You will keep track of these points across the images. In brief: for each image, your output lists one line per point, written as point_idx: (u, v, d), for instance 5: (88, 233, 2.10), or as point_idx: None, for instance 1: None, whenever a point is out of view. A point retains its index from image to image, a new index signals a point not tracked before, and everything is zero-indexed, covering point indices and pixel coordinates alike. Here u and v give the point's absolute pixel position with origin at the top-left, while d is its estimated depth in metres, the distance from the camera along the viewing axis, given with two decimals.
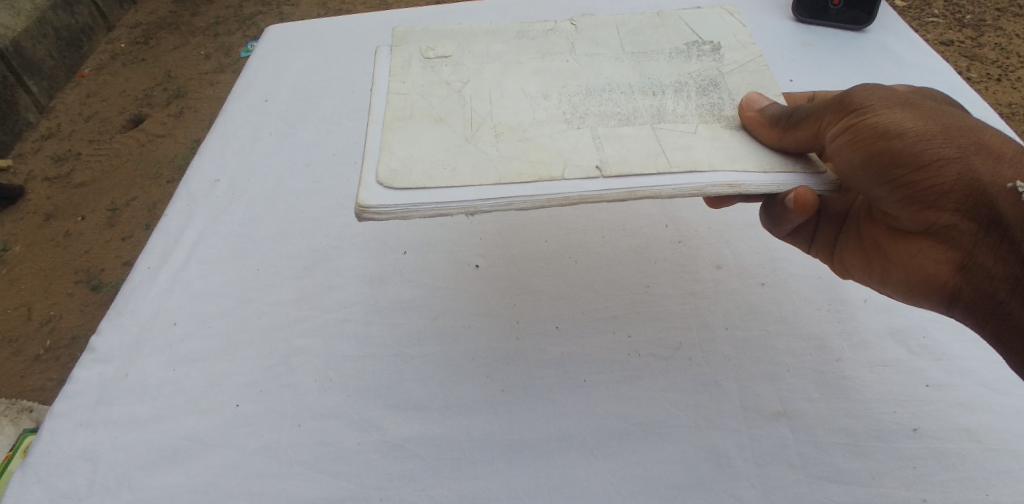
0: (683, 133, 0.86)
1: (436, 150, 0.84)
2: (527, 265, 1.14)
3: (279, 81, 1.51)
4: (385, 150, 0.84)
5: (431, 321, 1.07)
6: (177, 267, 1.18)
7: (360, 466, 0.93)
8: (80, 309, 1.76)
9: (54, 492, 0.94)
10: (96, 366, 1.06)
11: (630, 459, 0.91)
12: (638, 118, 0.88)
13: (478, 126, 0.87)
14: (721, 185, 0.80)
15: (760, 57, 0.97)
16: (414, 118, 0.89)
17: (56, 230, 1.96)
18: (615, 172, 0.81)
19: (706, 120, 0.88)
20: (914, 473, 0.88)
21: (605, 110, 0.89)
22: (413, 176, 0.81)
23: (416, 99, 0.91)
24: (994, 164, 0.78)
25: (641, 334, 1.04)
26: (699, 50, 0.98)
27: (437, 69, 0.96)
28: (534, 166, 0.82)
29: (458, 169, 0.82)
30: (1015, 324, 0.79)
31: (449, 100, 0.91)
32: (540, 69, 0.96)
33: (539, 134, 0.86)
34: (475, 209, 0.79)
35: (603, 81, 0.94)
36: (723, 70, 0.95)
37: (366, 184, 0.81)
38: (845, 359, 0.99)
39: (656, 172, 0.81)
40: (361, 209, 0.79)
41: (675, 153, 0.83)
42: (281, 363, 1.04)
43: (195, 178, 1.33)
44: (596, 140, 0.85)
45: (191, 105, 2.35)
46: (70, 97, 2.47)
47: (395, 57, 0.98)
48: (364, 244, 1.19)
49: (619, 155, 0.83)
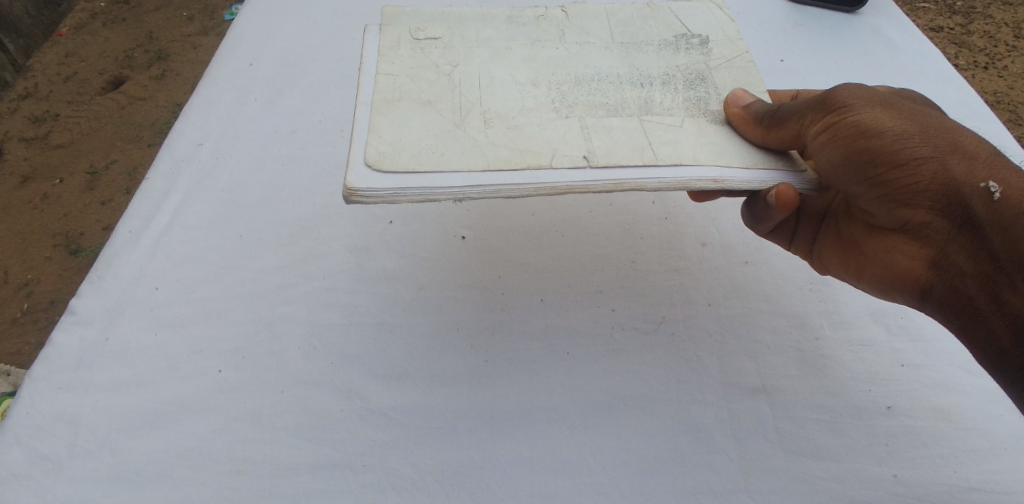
0: (670, 126, 0.86)
1: (425, 134, 0.83)
2: (515, 238, 1.14)
3: (265, 45, 1.49)
4: (372, 132, 0.83)
5: (416, 292, 1.07)
6: (159, 232, 1.16)
7: (343, 433, 0.93)
8: (59, 274, 1.73)
9: (35, 455, 0.93)
10: (77, 329, 1.05)
11: (610, 432, 0.92)
12: (627, 109, 0.88)
13: (467, 111, 0.86)
14: (706, 180, 0.80)
15: (748, 53, 0.97)
16: (402, 101, 0.87)
17: (33, 192, 1.91)
18: (602, 163, 0.81)
19: (693, 114, 0.88)
20: (886, 450, 0.90)
21: (594, 100, 0.89)
22: (401, 160, 0.80)
23: (405, 81, 0.90)
24: (969, 164, 0.80)
25: (625, 310, 1.04)
26: (688, 43, 0.98)
27: (427, 52, 0.94)
28: (522, 154, 0.82)
29: (446, 155, 0.81)
30: (982, 320, 0.81)
31: (438, 84, 0.90)
32: (529, 56, 0.95)
33: (528, 122, 0.85)
34: (463, 196, 0.79)
35: (592, 70, 0.93)
36: (711, 64, 0.95)
37: (354, 166, 0.79)
38: (824, 337, 1.01)
39: (643, 165, 0.81)
40: (350, 192, 0.78)
41: (661, 147, 0.83)
42: (265, 329, 1.03)
43: (178, 142, 1.30)
44: (585, 131, 0.84)
45: (174, 68, 2.30)
46: (48, 56, 2.40)
47: (384, 37, 0.96)
48: (351, 212, 1.18)
49: (607, 146, 0.83)
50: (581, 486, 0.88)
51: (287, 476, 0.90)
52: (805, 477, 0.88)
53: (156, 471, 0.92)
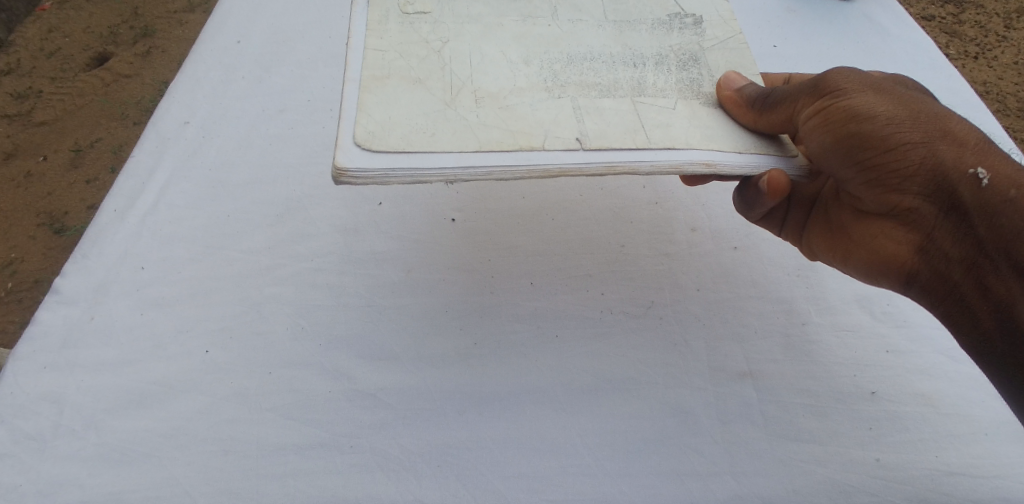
0: (662, 109, 0.85)
1: (415, 113, 0.82)
2: (504, 219, 1.14)
3: (254, 25, 1.48)
4: (362, 110, 0.81)
5: (405, 273, 1.07)
6: (145, 211, 1.15)
7: (331, 414, 0.93)
8: (44, 253, 1.67)
9: (18, 433, 0.93)
10: (61, 308, 1.04)
11: (598, 414, 0.93)
12: (619, 89, 0.87)
13: (458, 90, 0.85)
14: (697, 164, 0.80)
15: (740, 35, 0.97)
16: (393, 78, 0.86)
17: (15, 170, 1.85)
18: (595, 146, 0.80)
19: (685, 96, 0.88)
20: (869, 434, 0.91)
21: (586, 80, 0.88)
22: (392, 140, 0.79)
23: (394, 57, 0.89)
24: (958, 151, 0.81)
25: (614, 293, 1.05)
26: (681, 23, 0.97)
27: (416, 27, 0.93)
28: (514, 136, 0.80)
29: (437, 135, 0.80)
30: (964, 305, 0.81)
31: (428, 61, 0.89)
32: (521, 34, 0.94)
33: (520, 102, 0.85)
34: (455, 178, 0.78)
35: (584, 49, 0.93)
36: (704, 45, 0.95)
37: (343, 145, 0.78)
38: (811, 322, 1.01)
39: (635, 148, 0.81)
40: (339, 172, 0.76)
41: (653, 130, 0.83)
42: (253, 309, 1.03)
43: (163, 120, 1.29)
44: (577, 112, 0.84)
45: (160, 45, 2.24)
46: (30, 30, 2.35)
47: (373, 10, 0.94)
48: (340, 193, 1.17)
49: (599, 128, 0.82)
50: (567, 468, 0.89)
51: (274, 456, 0.90)
52: (790, 460, 0.89)
53: (141, 451, 0.91)
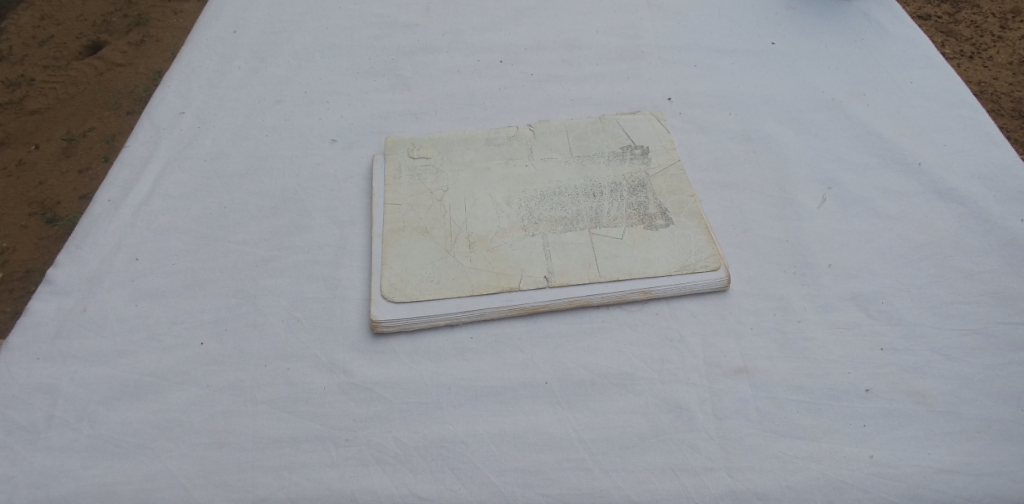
0: (613, 239, 1.05)
1: (424, 263, 1.03)
2: (498, 199, 1.11)
3: (252, 16, 1.47)
4: (385, 264, 1.03)
5: (385, 266, 1.03)
6: (140, 202, 1.14)
7: (324, 408, 0.93)
8: (35, 243, 1.54)
9: (12, 424, 0.93)
10: (54, 298, 1.03)
11: (594, 409, 0.93)
12: (580, 222, 1.07)
13: (456, 237, 1.06)
14: (636, 292, 1.01)
15: (681, 161, 1.16)
16: (407, 231, 1.07)
17: (6, 158, 1.74)
18: (559, 283, 1.01)
19: (632, 222, 1.07)
20: (863, 431, 0.90)
21: (555, 214, 1.08)
22: (409, 289, 1.01)
23: (407, 210, 1.10)
24: None
25: (614, 272, 1.02)
26: (632, 154, 1.16)
27: (422, 178, 1.14)
28: (497, 277, 1.02)
29: (441, 282, 1.01)
30: None
31: (432, 210, 1.10)
32: (504, 175, 1.14)
33: (503, 244, 1.05)
34: (457, 320, 0.99)
35: (554, 185, 1.12)
36: (649, 172, 1.14)
37: (375, 299, 1.00)
38: (807, 320, 0.99)
39: (589, 282, 1.01)
40: (375, 322, 0.98)
41: (604, 262, 1.03)
42: (248, 302, 1.03)
43: (158, 110, 1.28)
44: (546, 249, 1.04)
45: (154, 34, 2.10)
46: (24, 18, 2.24)
47: (389, 165, 1.16)
48: (334, 185, 1.17)
49: (563, 265, 1.03)
50: (563, 462, 0.89)
51: (268, 449, 0.90)
52: (783, 456, 0.89)
53: (135, 442, 0.91)
